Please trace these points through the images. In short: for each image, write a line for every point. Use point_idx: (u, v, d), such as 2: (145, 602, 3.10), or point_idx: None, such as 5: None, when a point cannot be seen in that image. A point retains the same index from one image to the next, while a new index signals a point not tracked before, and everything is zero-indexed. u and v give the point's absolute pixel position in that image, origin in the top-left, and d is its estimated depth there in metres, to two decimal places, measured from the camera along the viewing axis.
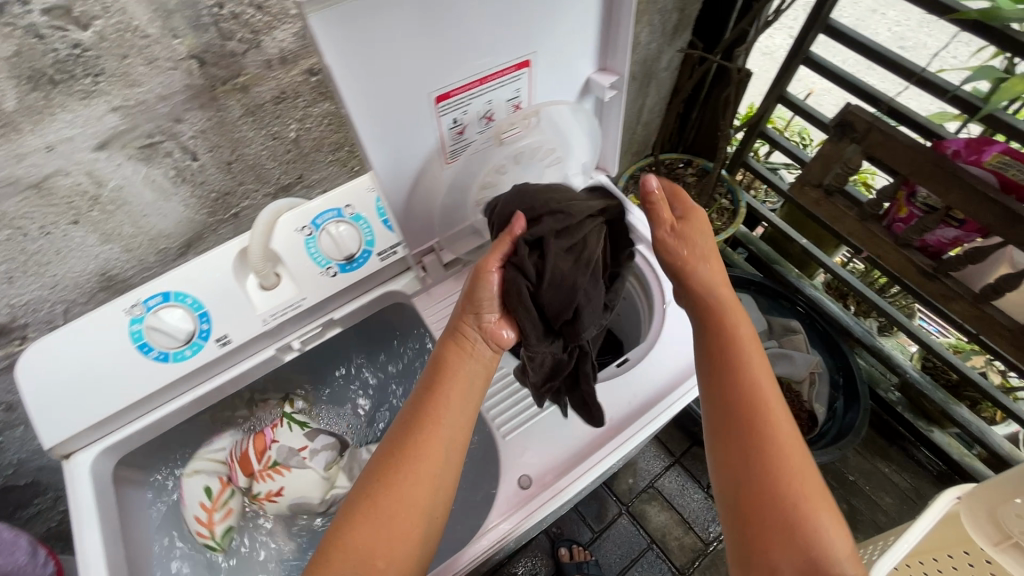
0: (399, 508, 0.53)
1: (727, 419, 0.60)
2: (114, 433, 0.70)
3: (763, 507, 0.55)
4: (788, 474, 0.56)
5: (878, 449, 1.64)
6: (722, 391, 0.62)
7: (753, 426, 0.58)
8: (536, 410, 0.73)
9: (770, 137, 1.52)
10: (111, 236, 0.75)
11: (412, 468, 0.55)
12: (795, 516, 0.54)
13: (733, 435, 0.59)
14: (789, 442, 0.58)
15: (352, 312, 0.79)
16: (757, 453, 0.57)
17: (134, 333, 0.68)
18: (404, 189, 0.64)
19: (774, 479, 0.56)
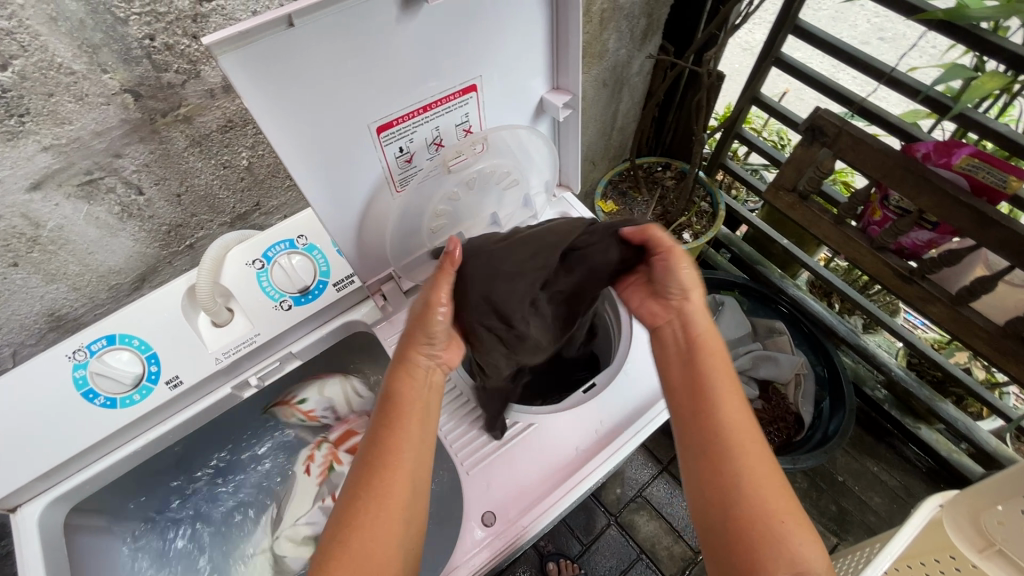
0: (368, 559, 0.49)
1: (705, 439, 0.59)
2: (62, 484, 0.66)
3: (743, 530, 0.52)
4: (765, 493, 0.54)
5: (866, 448, 1.63)
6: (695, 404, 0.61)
7: (725, 445, 0.57)
8: (501, 440, 0.68)
9: (747, 138, 1.51)
10: (56, 275, 0.73)
11: (377, 512, 0.52)
12: (778, 536, 0.51)
13: (707, 456, 0.57)
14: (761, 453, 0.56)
15: (311, 344, 0.76)
16: (735, 470, 0.55)
17: (78, 379, 0.65)
18: (353, 221, 0.62)
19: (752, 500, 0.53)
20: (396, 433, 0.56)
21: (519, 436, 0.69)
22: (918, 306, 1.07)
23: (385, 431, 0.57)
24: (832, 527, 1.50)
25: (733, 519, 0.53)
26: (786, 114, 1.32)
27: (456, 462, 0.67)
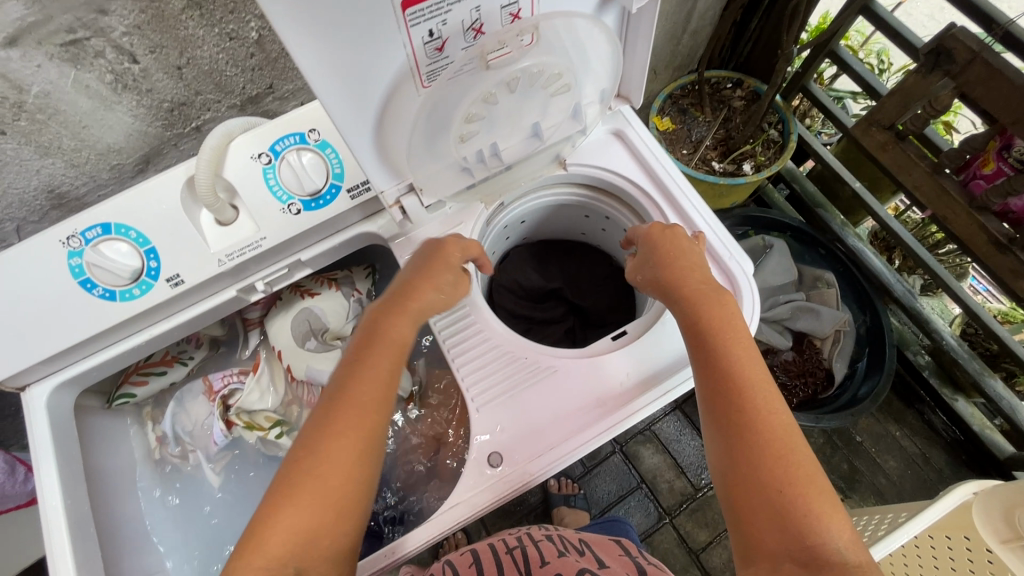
0: (332, 483, 0.46)
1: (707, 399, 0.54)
2: (68, 368, 0.65)
3: (755, 500, 0.48)
4: (781, 462, 0.48)
5: (892, 411, 1.56)
6: (705, 361, 0.55)
7: (737, 409, 0.51)
8: (513, 383, 0.62)
9: (841, 58, 1.28)
10: (50, 149, 0.66)
11: (348, 429, 0.48)
12: (789, 503, 0.47)
13: (717, 426, 0.52)
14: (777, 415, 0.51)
15: (322, 254, 0.70)
16: (742, 437, 0.50)
17: (74, 267, 0.60)
18: (369, 118, 0.53)
19: (766, 471, 0.48)
20: (372, 353, 0.52)
21: (534, 376, 0.62)
22: (1003, 279, 0.94)
23: (361, 355, 0.52)
24: (840, 485, 1.46)
25: (740, 482, 0.49)
26: (901, 30, 1.08)
27: (467, 397, 0.62)
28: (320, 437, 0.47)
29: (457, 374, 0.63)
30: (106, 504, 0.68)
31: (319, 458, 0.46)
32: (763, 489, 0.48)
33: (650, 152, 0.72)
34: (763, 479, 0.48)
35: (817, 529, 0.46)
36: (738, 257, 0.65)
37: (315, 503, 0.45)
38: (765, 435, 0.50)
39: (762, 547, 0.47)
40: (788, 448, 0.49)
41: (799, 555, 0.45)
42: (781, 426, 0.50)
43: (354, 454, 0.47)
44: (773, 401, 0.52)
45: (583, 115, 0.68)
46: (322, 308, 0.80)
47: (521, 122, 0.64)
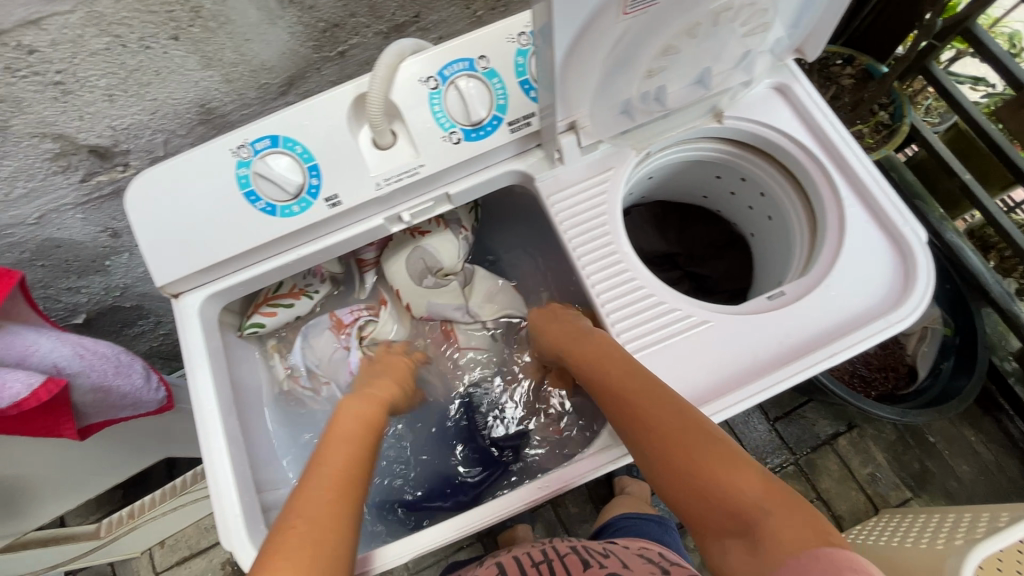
0: (314, 531, 0.47)
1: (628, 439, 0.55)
2: (219, 280, 0.66)
3: (692, 501, 0.49)
4: (688, 460, 0.49)
5: (968, 416, 1.51)
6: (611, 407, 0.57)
7: (647, 436, 0.53)
8: (666, 332, 0.61)
9: (976, 37, 1.19)
10: (212, 61, 0.66)
11: (318, 487, 0.52)
12: (723, 504, 0.46)
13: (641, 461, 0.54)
14: (674, 427, 0.51)
15: (469, 189, 0.69)
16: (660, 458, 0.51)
17: (241, 178, 0.61)
18: (567, 41, 0.50)
19: (686, 475, 0.49)
20: (334, 436, 0.59)
21: (688, 327, 0.61)
22: None
23: (325, 438, 0.59)
24: (909, 483, 1.43)
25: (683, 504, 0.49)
26: None
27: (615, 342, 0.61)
28: (293, 498, 0.51)
29: (607, 319, 0.62)
30: (251, 416, 0.70)
31: (292, 513, 0.49)
32: (695, 491, 0.48)
33: (816, 108, 0.68)
34: (687, 483, 0.49)
35: (752, 514, 0.44)
36: (913, 223, 0.61)
37: (308, 554, 0.45)
38: (667, 440, 0.51)
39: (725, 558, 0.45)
40: (685, 442, 0.50)
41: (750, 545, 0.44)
42: (685, 432, 0.51)
43: (328, 507, 0.50)
44: (667, 417, 0.52)
45: (755, 63, 0.65)
46: (437, 246, 0.78)
47: (697, 65, 0.61)
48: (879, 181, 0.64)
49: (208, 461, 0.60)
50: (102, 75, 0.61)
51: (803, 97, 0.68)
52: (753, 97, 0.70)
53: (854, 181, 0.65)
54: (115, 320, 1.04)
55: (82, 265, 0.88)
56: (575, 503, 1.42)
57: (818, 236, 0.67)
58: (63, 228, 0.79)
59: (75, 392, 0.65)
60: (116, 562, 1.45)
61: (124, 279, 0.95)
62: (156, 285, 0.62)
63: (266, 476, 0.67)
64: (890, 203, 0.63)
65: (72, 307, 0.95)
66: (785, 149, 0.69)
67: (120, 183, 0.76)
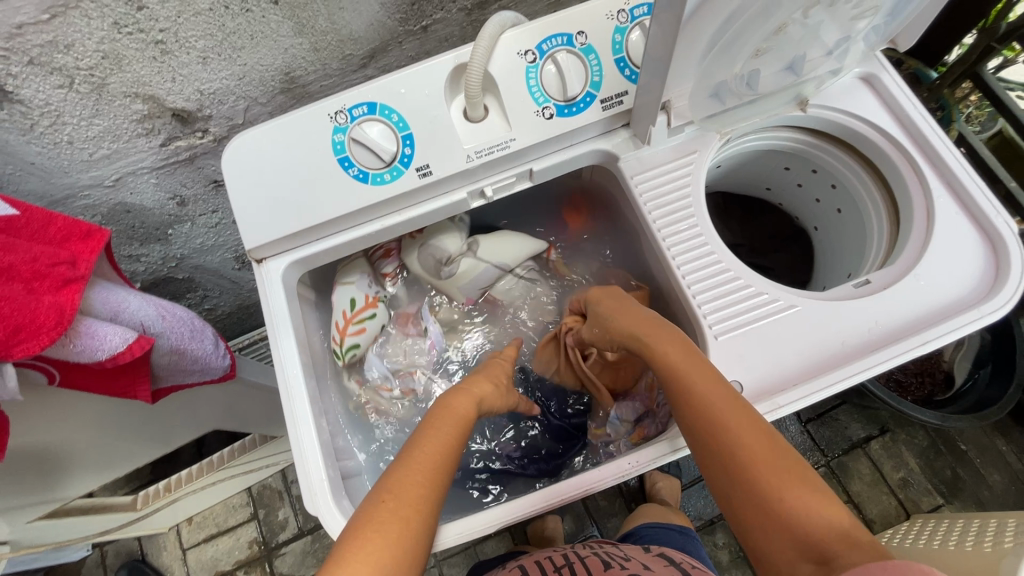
0: (395, 521, 0.47)
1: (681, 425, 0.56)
2: (302, 248, 0.66)
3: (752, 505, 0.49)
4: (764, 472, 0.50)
5: (1000, 425, 1.50)
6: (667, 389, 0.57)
7: (705, 428, 0.53)
8: (756, 315, 0.61)
9: None
10: (305, 28, 0.66)
11: (409, 479, 0.51)
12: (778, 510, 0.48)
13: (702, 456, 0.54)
14: (738, 427, 0.52)
15: (553, 167, 0.69)
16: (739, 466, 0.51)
17: (336, 144, 0.61)
18: (685, 15, 0.50)
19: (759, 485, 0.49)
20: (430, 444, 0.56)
21: (777, 310, 0.61)
22: None
23: (426, 425, 0.58)
24: (940, 490, 1.43)
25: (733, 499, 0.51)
26: None
27: (704, 323, 0.61)
28: (381, 483, 0.51)
29: (693, 300, 0.62)
30: (324, 386, 0.70)
31: (375, 499, 0.49)
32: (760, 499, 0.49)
33: (905, 99, 0.68)
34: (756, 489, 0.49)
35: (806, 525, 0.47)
36: (1004, 215, 0.61)
37: (387, 544, 0.46)
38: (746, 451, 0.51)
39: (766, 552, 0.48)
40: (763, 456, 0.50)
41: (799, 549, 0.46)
42: (746, 435, 0.51)
43: (411, 495, 0.49)
44: (730, 415, 0.52)
45: (848, 51, 0.65)
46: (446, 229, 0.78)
47: (795, 48, 0.61)
48: (971, 175, 0.64)
49: (292, 426, 0.60)
50: (201, 36, 0.61)
51: (891, 87, 0.69)
52: (839, 87, 0.71)
53: (944, 173, 0.65)
54: (167, 291, 1.04)
55: (147, 232, 0.88)
56: (605, 496, 1.42)
57: (902, 228, 0.67)
58: (136, 193, 0.79)
59: (154, 356, 0.65)
60: (143, 538, 1.44)
61: (183, 250, 0.95)
62: (246, 248, 0.62)
63: (340, 446, 0.67)
64: (982, 195, 0.63)
65: (129, 276, 0.95)
66: (870, 139, 0.69)
67: (197, 150, 0.77)
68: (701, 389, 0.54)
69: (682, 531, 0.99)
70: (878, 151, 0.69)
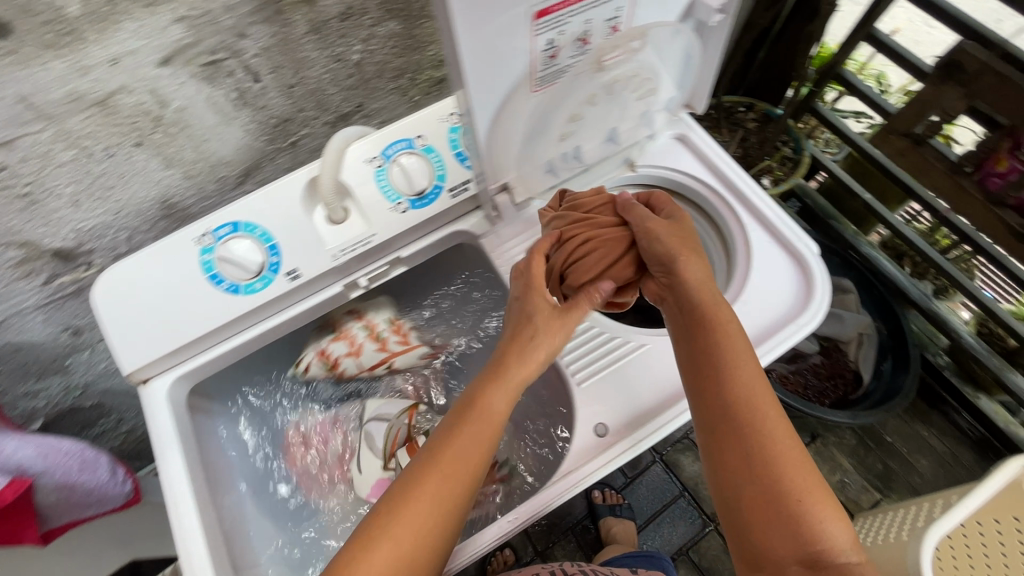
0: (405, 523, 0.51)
1: (708, 412, 0.57)
2: (187, 362, 0.69)
3: (763, 508, 0.53)
4: (790, 482, 0.53)
5: (918, 412, 1.60)
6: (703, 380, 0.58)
7: (732, 425, 0.55)
8: (612, 359, 0.67)
9: (846, 79, 1.40)
10: (173, 161, 0.72)
11: (426, 479, 0.53)
12: (799, 511, 0.52)
13: (711, 424, 0.57)
14: (775, 426, 0.55)
15: (419, 252, 0.76)
16: (757, 460, 0.54)
17: (204, 263, 0.65)
18: (489, 116, 0.59)
19: (783, 495, 0.53)
20: (438, 459, 0.53)
21: (629, 351, 0.68)
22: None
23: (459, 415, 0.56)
24: (876, 485, 1.50)
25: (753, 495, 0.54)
26: (902, 53, 1.23)
27: (568, 374, 0.67)
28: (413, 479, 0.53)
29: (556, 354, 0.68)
30: (228, 494, 0.71)
31: (402, 508, 0.52)
32: (773, 509, 0.53)
33: (712, 151, 0.80)
34: (776, 492, 0.53)
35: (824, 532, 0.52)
36: (805, 239, 0.72)
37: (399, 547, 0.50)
38: (774, 448, 0.54)
39: (768, 552, 0.53)
40: (791, 462, 0.54)
41: (804, 558, 0.51)
42: (773, 427, 0.55)
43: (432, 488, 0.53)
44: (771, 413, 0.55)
45: (654, 119, 0.76)
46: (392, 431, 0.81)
47: (604, 125, 0.71)
48: (775, 209, 0.75)
49: (181, 541, 0.60)
50: (68, 184, 0.66)
51: (701, 143, 0.81)
52: (661, 147, 0.82)
53: (754, 211, 0.76)
54: (76, 422, 1.02)
55: (42, 367, 0.87)
56: (565, 553, 1.41)
57: (730, 259, 0.77)
58: (24, 332, 0.80)
59: (40, 496, 0.65)
60: None
61: (85, 377, 0.95)
62: (125, 372, 0.64)
63: (242, 553, 0.66)
64: (785, 223, 0.73)
65: (29, 413, 0.93)
66: (692, 187, 0.80)
67: (82, 281, 0.79)
68: (738, 379, 0.56)
69: (647, 555, 1.15)
70: (701, 199, 0.80)
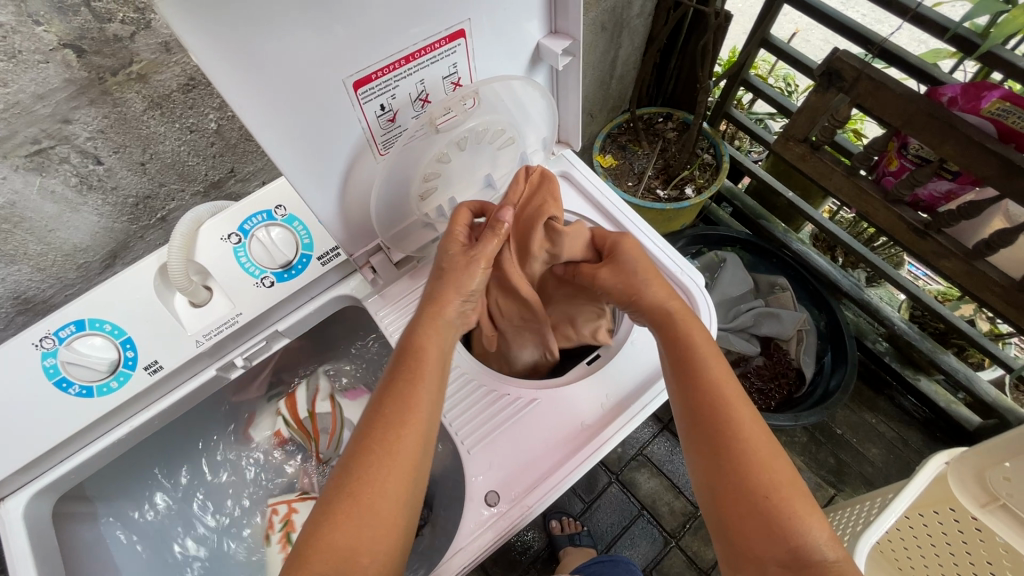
0: (371, 497, 0.47)
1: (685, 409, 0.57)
2: (46, 475, 0.63)
3: (740, 506, 0.51)
4: (766, 480, 0.51)
5: (864, 400, 1.61)
6: (680, 375, 0.59)
7: (714, 415, 0.55)
8: (502, 420, 0.65)
9: (754, 85, 1.41)
10: (16, 256, 0.67)
11: (385, 445, 0.50)
12: (770, 507, 0.50)
13: (691, 421, 0.57)
14: (749, 418, 0.55)
15: (298, 322, 0.73)
16: (728, 455, 0.53)
17: (48, 368, 0.61)
18: (335, 188, 0.56)
19: (756, 489, 0.51)
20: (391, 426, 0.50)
21: (521, 410, 0.66)
22: (930, 260, 1.02)
23: (409, 379, 0.53)
24: (830, 479, 1.50)
25: (727, 490, 0.52)
26: (797, 57, 1.24)
27: (456, 440, 0.64)
28: (357, 454, 0.49)
29: (444, 420, 0.65)
30: None
31: (366, 481, 0.48)
32: (751, 505, 0.51)
33: (595, 186, 0.79)
34: (751, 487, 0.51)
35: (800, 530, 0.49)
36: (690, 270, 0.72)
37: (360, 526, 0.46)
38: (746, 446, 0.53)
39: (749, 554, 0.50)
40: (769, 455, 0.53)
41: (785, 559, 0.49)
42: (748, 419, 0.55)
43: (394, 465, 0.49)
44: (744, 407, 0.55)
45: (531, 162, 0.74)
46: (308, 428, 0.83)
47: (474, 175, 0.68)
48: (659, 241, 0.75)
49: None
50: None
51: (586, 178, 0.80)
52: None
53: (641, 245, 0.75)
54: None
55: None
56: None
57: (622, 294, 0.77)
58: None
59: None
60: None
61: None
62: None
63: None
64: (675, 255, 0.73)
65: None
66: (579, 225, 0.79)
67: None
68: (712, 370, 0.57)
69: (611, 559, 1.11)
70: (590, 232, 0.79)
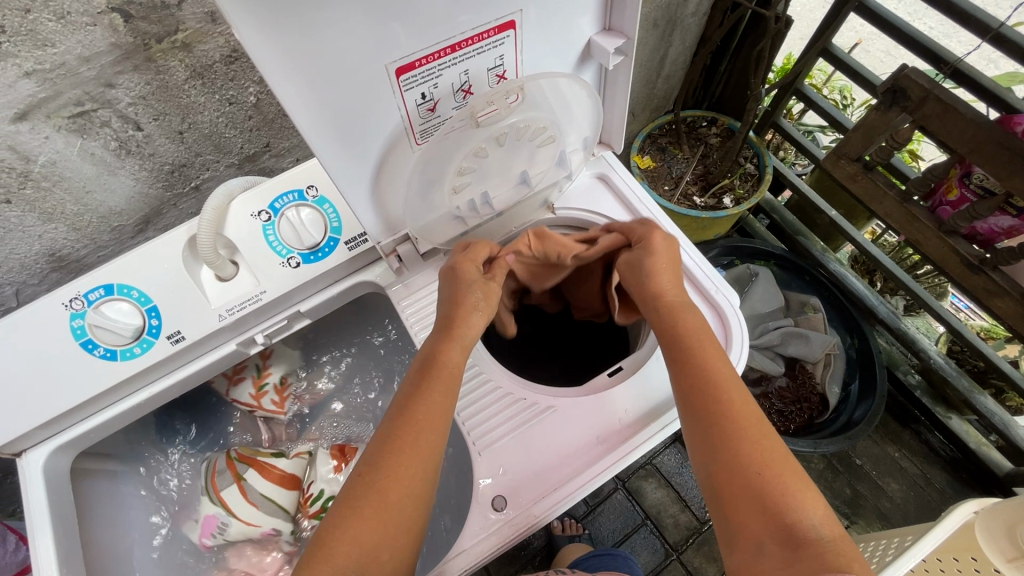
0: (394, 496, 0.47)
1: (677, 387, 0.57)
2: (66, 432, 0.65)
3: (729, 479, 0.48)
4: (758, 457, 0.49)
5: (889, 433, 1.55)
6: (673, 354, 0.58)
7: (700, 389, 0.54)
8: (515, 425, 0.64)
9: (807, 95, 1.34)
10: (53, 215, 0.68)
11: (411, 446, 0.50)
12: (760, 479, 0.47)
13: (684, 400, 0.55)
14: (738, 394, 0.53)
15: (321, 304, 0.72)
16: (714, 427, 0.51)
17: (76, 329, 0.62)
18: (367, 174, 0.55)
19: (742, 460, 0.49)
20: (409, 425, 0.51)
21: (536, 415, 0.64)
22: (980, 298, 0.97)
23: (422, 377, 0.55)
24: (843, 509, 1.46)
25: (716, 464, 0.50)
26: (858, 69, 1.17)
27: (468, 440, 0.63)
28: (384, 450, 0.50)
29: (457, 417, 0.64)
30: None
31: (386, 475, 0.48)
32: (739, 475, 0.48)
33: (634, 192, 0.77)
34: (738, 458, 0.49)
35: (791, 504, 0.46)
36: (725, 290, 0.70)
37: (380, 523, 0.46)
38: (738, 421, 0.51)
39: (742, 533, 0.46)
40: (756, 428, 0.50)
41: (778, 535, 0.44)
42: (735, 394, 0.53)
43: (417, 466, 0.49)
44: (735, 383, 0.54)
45: (570, 161, 0.71)
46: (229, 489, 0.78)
47: (509, 171, 0.66)
48: (696, 258, 0.73)
49: None
50: None
51: (625, 185, 0.77)
52: (582, 186, 0.78)
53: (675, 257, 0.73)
54: None
55: None
56: None
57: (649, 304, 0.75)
58: None
59: None
60: None
61: None
62: None
63: None
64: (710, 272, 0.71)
65: None
66: None
67: None
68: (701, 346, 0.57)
69: (609, 553, 1.10)
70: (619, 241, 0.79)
